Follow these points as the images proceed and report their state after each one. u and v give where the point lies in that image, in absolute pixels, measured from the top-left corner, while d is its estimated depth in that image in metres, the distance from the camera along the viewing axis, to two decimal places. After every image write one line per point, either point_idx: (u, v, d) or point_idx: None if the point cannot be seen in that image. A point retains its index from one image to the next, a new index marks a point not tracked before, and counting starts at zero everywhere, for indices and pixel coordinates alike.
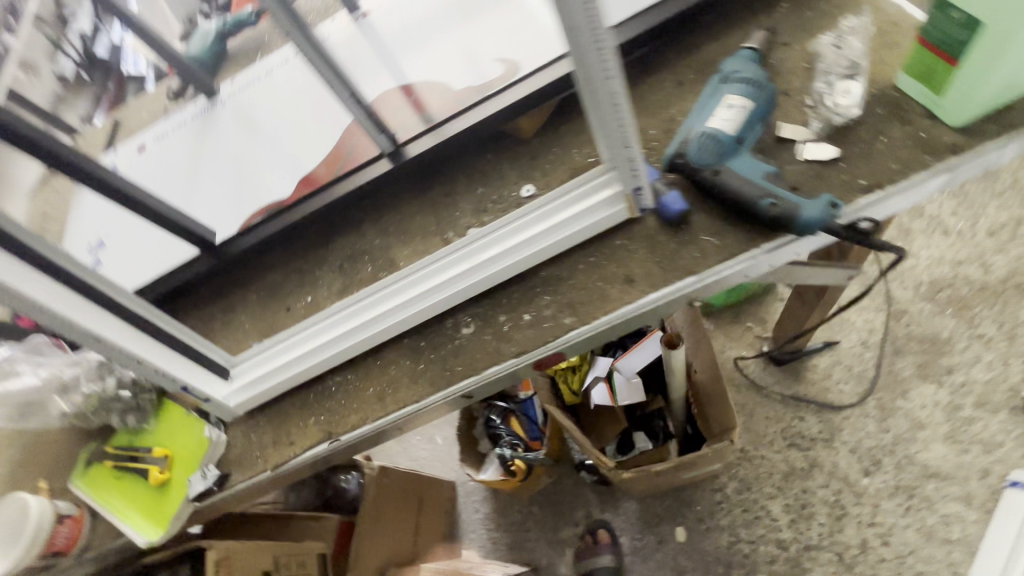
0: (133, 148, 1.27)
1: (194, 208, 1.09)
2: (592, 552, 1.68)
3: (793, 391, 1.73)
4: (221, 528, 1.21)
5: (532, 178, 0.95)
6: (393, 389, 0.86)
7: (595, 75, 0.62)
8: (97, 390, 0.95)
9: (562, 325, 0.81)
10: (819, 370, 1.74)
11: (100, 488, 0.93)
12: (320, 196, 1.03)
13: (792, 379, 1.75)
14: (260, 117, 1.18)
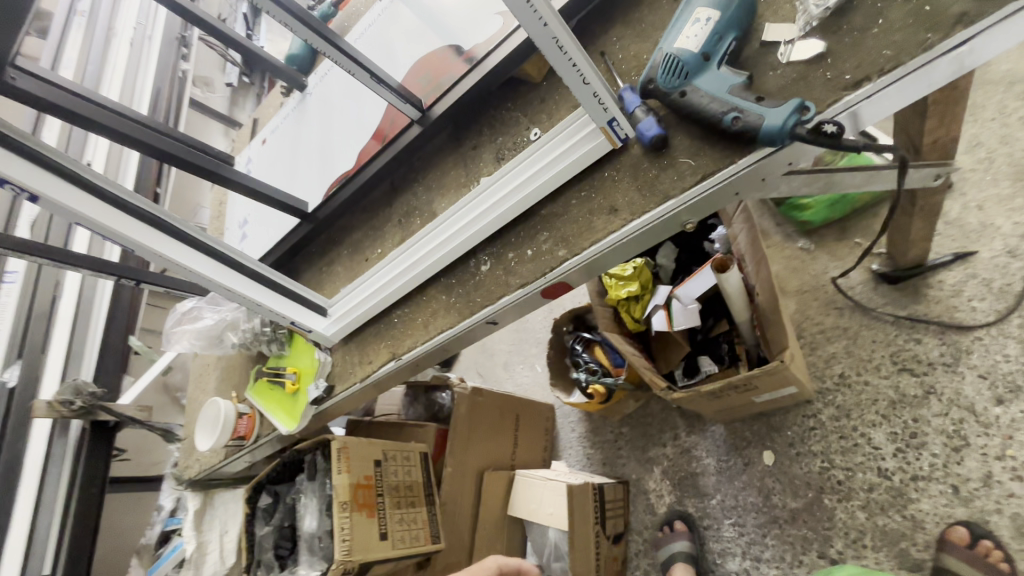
0: (258, 142, 1.61)
1: (296, 187, 1.40)
2: (668, 539, 1.70)
3: (909, 311, 1.53)
4: (361, 429, 1.64)
5: (540, 121, 1.03)
6: (434, 319, 1.06)
7: (531, 25, 0.68)
8: (251, 327, 1.34)
9: (557, 257, 0.90)
10: (944, 286, 1.50)
11: (263, 395, 1.33)
12: (372, 166, 1.25)
13: (907, 298, 1.55)
14: (331, 100, 1.41)
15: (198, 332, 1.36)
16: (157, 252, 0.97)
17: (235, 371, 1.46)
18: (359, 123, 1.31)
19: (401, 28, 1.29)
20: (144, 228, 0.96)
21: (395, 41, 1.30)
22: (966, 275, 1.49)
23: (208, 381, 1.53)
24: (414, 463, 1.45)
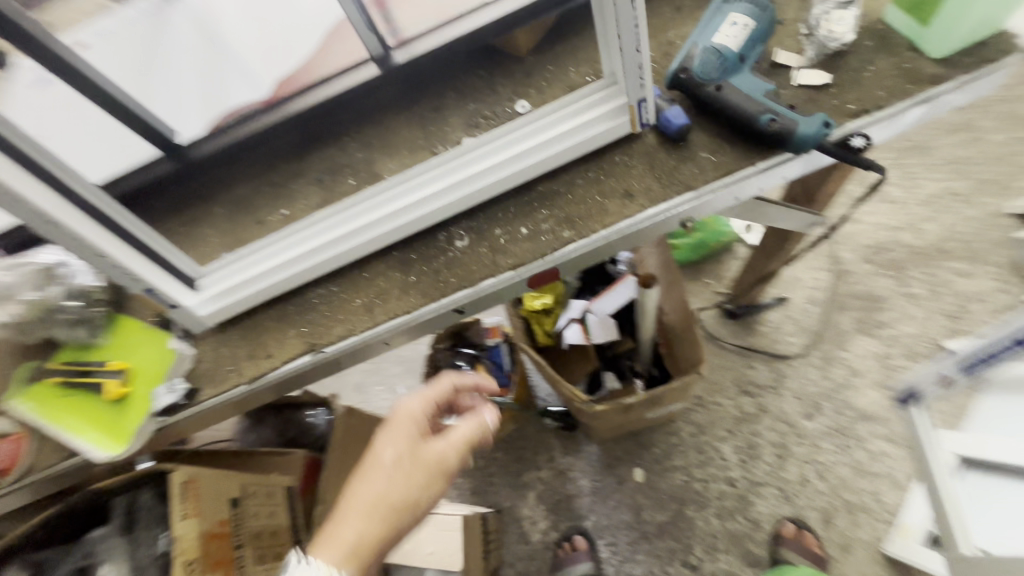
0: None
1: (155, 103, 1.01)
2: (571, 560, 1.64)
3: (746, 342, 1.83)
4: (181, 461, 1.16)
5: (527, 95, 0.93)
6: (382, 301, 0.83)
7: None
8: (41, 298, 0.86)
9: (560, 238, 0.80)
10: (768, 323, 1.85)
11: (47, 406, 0.85)
12: (295, 102, 1.02)
13: (745, 332, 1.85)
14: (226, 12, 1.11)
15: None
16: None
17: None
18: (277, 51, 1.09)
19: None
20: None
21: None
22: (783, 315, 1.85)
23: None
24: (279, 502, 1.07)
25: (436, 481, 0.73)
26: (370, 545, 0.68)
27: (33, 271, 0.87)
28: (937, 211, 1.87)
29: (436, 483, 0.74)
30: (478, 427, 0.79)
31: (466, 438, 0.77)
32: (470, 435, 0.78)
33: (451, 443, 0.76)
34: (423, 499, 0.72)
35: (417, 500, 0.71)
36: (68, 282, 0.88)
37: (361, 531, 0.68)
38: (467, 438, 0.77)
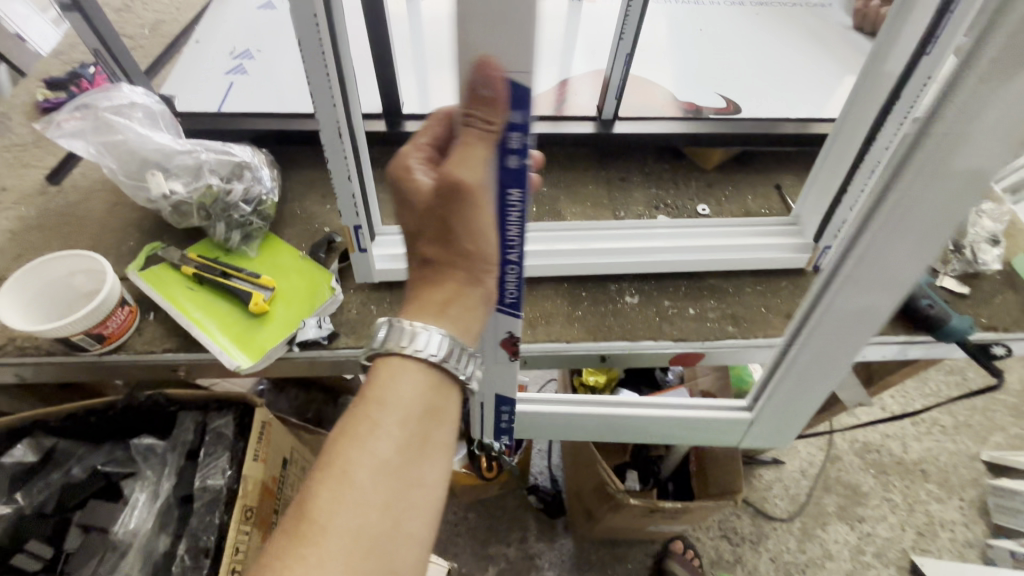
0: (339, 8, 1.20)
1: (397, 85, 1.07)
2: None
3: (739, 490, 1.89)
4: None
5: (707, 201, 1.05)
6: (546, 323, 0.86)
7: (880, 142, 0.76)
8: (221, 189, 0.85)
9: (724, 330, 0.87)
10: (762, 480, 1.91)
11: (173, 292, 0.81)
12: None
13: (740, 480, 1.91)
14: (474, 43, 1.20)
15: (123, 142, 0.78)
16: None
17: (120, 239, 0.90)
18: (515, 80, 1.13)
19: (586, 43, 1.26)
20: None
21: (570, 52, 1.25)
22: (775, 476, 1.93)
23: (40, 234, 0.90)
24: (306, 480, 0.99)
25: (483, 228, 0.59)
26: (436, 308, 0.62)
27: (225, 161, 0.85)
28: (922, 432, 2.05)
29: (477, 230, 0.59)
30: (478, 134, 0.53)
31: (473, 157, 0.55)
32: (484, 143, 0.54)
33: (452, 177, 0.55)
34: (475, 248, 0.60)
35: (465, 250, 0.61)
36: (250, 185, 0.87)
37: (425, 296, 0.63)
38: (465, 160, 0.54)
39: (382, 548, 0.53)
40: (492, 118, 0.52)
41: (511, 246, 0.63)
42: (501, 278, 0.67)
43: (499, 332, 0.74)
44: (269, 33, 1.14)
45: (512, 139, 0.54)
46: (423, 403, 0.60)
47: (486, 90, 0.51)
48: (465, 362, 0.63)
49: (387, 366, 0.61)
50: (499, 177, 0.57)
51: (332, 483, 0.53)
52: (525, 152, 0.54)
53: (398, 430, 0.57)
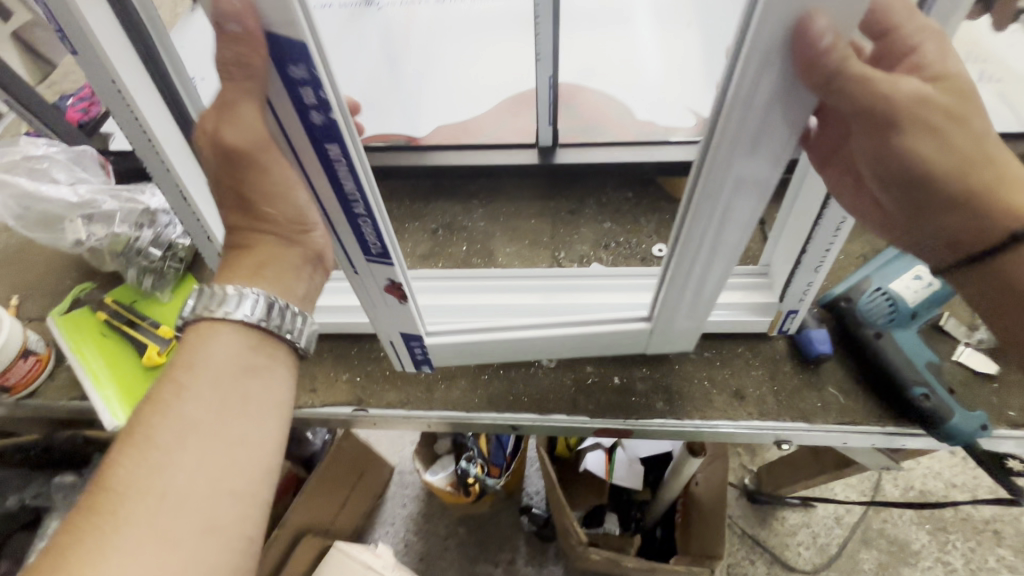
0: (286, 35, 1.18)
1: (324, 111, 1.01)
2: None
3: (755, 532, 1.57)
4: None
5: (668, 240, 0.89)
6: (445, 386, 0.78)
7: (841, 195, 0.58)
8: (130, 236, 0.84)
9: (652, 407, 0.73)
10: (785, 523, 1.57)
11: (83, 340, 0.83)
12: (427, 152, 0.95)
13: (757, 522, 1.59)
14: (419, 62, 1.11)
15: (29, 197, 0.79)
16: (106, 68, 0.51)
17: (58, 277, 0.93)
18: (455, 101, 1.03)
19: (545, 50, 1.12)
20: (123, 40, 0.52)
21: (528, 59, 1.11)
22: (802, 520, 1.58)
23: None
24: None
25: (291, 178, 0.47)
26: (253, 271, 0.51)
27: (133, 209, 0.85)
28: None
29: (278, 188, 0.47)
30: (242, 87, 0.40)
31: (244, 116, 0.42)
32: (256, 93, 0.40)
33: (228, 142, 0.43)
34: (279, 211, 0.49)
35: (268, 214, 0.49)
36: (160, 230, 0.86)
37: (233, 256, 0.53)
38: (238, 118, 0.42)
39: (198, 507, 0.44)
40: (254, 70, 0.38)
41: (345, 201, 0.49)
42: (355, 228, 0.52)
43: (377, 278, 0.59)
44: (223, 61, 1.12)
45: (298, 92, 0.40)
46: (246, 366, 0.50)
47: (239, 46, 0.37)
48: (294, 318, 0.52)
49: (194, 336, 0.49)
50: (300, 127, 0.43)
51: (129, 459, 0.43)
52: (327, 104, 0.40)
53: (211, 393, 0.47)
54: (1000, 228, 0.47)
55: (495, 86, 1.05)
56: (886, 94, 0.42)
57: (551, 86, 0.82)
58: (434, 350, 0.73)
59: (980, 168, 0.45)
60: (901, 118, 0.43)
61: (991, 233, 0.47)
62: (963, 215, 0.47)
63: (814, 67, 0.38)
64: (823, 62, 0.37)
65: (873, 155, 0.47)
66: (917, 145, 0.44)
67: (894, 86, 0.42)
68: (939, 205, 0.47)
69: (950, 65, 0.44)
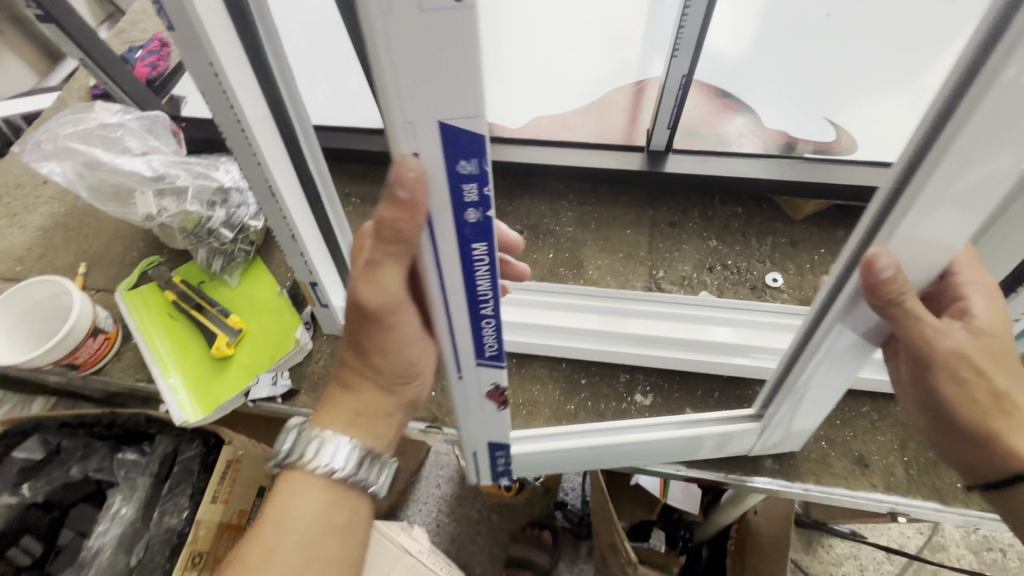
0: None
1: None
2: None
3: (796, 557, 1.35)
4: None
5: (783, 268, 0.79)
6: (527, 414, 0.71)
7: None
8: (201, 214, 0.79)
9: (760, 465, 0.65)
10: (832, 551, 1.36)
11: (150, 320, 0.80)
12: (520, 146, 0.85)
13: (799, 544, 1.37)
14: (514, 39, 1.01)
15: (103, 166, 0.75)
16: (206, 45, 0.44)
17: (125, 248, 0.89)
18: (554, 85, 0.92)
19: (656, 32, 0.99)
20: (224, 7, 0.45)
21: (635, 38, 0.98)
22: (850, 550, 1.36)
23: (60, 237, 0.92)
24: None
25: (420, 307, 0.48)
26: (342, 420, 0.52)
27: (206, 186, 0.79)
28: None
29: (388, 345, 0.51)
30: (386, 250, 0.40)
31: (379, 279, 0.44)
32: (409, 243, 0.38)
33: (366, 300, 0.46)
34: (386, 363, 0.52)
35: (378, 365, 0.52)
36: (233, 210, 0.81)
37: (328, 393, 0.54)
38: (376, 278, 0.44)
39: None
40: (414, 202, 0.33)
41: (476, 311, 0.40)
42: (476, 336, 0.43)
43: (481, 382, 0.49)
44: (303, 24, 1.05)
45: (460, 192, 0.32)
46: (339, 524, 0.51)
47: (408, 185, 0.32)
48: (375, 471, 0.52)
49: (284, 488, 0.50)
50: (451, 241, 0.35)
51: None
52: (489, 202, 0.32)
53: (299, 555, 0.49)
54: (995, 470, 0.42)
55: (596, 73, 0.94)
56: (928, 344, 0.38)
57: (683, 86, 0.73)
58: (517, 461, 0.63)
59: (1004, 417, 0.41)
60: (937, 363, 0.40)
61: (1002, 465, 0.42)
62: (980, 452, 0.43)
63: (876, 294, 0.35)
64: (890, 290, 0.35)
65: (911, 385, 0.44)
66: (945, 390, 0.41)
67: (935, 339, 0.38)
68: (959, 432, 0.43)
69: (996, 322, 0.40)
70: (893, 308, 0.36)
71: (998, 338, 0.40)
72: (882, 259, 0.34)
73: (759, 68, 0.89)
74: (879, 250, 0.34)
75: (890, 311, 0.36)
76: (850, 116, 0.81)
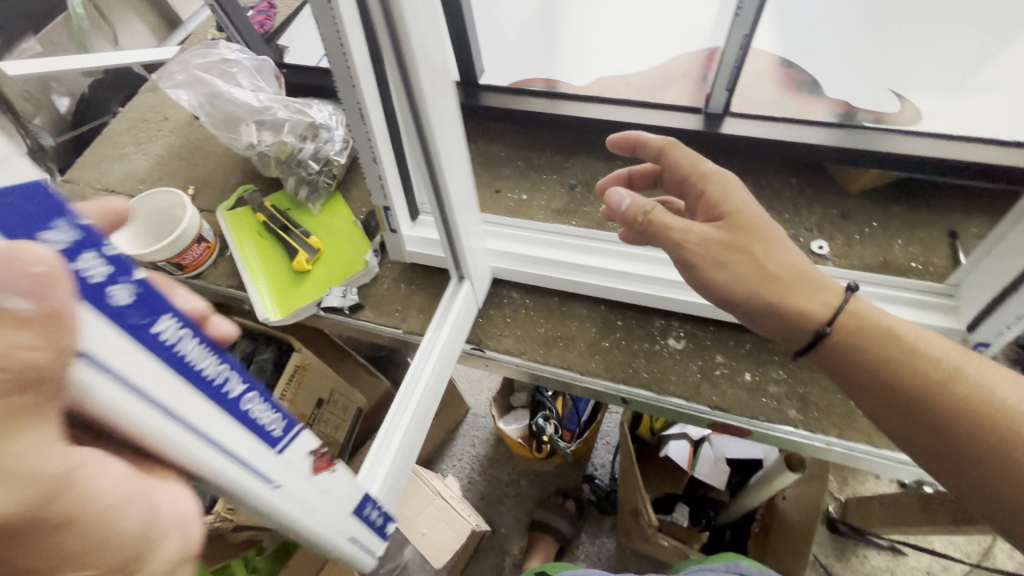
0: None
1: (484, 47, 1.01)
2: None
3: (829, 563, 1.32)
4: None
5: (834, 236, 0.79)
6: (563, 346, 0.76)
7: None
8: (294, 145, 0.90)
9: (782, 414, 0.68)
10: (866, 564, 1.32)
11: (243, 237, 0.91)
12: (582, 104, 0.91)
13: (833, 550, 1.34)
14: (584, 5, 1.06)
15: (219, 96, 0.87)
16: None
17: (227, 176, 1.02)
18: (619, 48, 0.97)
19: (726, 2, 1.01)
20: None
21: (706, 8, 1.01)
22: (887, 564, 1.32)
23: (175, 164, 1.06)
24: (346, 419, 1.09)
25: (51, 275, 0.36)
26: None
27: (301, 120, 0.90)
28: None
29: None
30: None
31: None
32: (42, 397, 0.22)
33: None
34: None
35: None
36: (321, 145, 0.92)
37: None
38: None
39: None
40: (44, 313, 0.21)
41: (224, 400, 0.30)
42: (253, 427, 0.33)
43: (297, 461, 0.37)
44: None
45: (77, 272, 0.23)
46: None
47: (26, 278, 0.20)
48: None
49: None
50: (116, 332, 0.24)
51: None
52: (126, 261, 0.25)
53: None
54: (812, 328, 0.50)
55: (663, 40, 0.97)
56: (674, 242, 0.53)
57: (742, 47, 0.75)
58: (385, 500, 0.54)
59: (770, 284, 0.50)
60: (698, 261, 0.53)
61: (803, 330, 0.51)
62: (790, 321, 0.51)
63: (630, 224, 0.55)
64: (630, 219, 0.55)
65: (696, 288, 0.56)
66: (719, 280, 0.52)
67: (680, 238, 0.53)
68: (762, 315, 0.52)
69: (719, 191, 0.54)
70: (643, 223, 0.54)
71: (724, 196, 0.54)
72: (611, 196, 0.56)
73: (829, 41, 0.89)
74: (607, 194, 0.56)
75: (643, 227, 0.55)
76: (918, 89, 0.81)
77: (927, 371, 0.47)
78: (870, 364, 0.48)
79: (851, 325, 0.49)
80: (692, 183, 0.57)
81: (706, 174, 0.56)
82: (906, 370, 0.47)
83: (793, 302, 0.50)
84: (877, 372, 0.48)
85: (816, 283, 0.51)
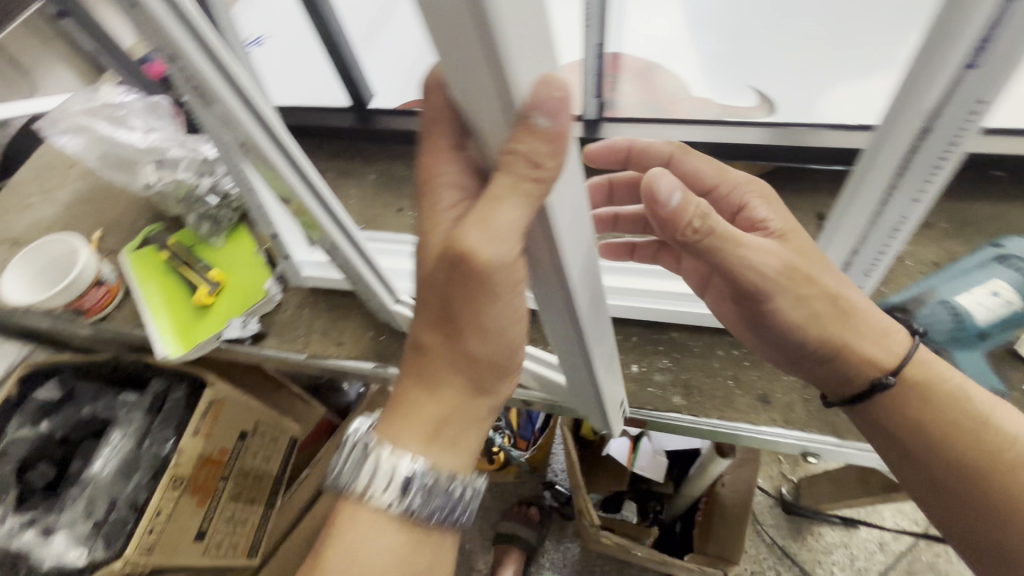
0: None
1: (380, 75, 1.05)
2: None
3: (785, 543, 1.31)
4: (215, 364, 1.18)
5: None
6: None
7: (874, 237, 0.59)
8: (190, 182, 0.90)
9: (668, 401, 0.71)
10: (821, 539, 1.30)
11: (146, 276, 0.91)
12: None
13: (789, 530, 1.32)
14: None
15: (108, 141, 0.88)
16: None
17: (134, 216, 1.02)
18: None
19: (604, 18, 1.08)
20: None
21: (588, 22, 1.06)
22: (840, 538, 1.31)
23: (81, 209, 1.06)
24: (278, 449, 1.11)
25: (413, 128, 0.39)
26: None
27: (195, 157, 0.91)
28: None
29: None
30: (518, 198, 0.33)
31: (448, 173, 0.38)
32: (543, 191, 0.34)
33: None
34: (485, 348, 0.43)
35: None
36: (218, 180, 0.91)
37: None
38: (489, 219, 0.35)
39: None
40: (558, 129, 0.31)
41: None
42: None
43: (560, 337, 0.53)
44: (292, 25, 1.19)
45: None
46: None
47: (557, 100, 0.30)
48: None
49: None
50: None
51: None
52: None
53: None
54: (872, 371, 0.51)
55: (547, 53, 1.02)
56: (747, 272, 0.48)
57: (598, 55, 0.81)
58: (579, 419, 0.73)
59: (835, 319, 0.50)
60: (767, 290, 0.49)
61: (860, 377, 0.52)
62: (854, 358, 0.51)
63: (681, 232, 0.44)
64: (678, 225, 0.44)
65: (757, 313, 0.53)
66: (786, 310, 0.50)
67: (749, 261, 0.48)
68: (819, 347, 0.52)
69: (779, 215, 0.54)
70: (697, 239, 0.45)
71: (789, 219, 0.53)
72: (661, 178, 0.42)
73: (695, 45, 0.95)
74: (652, 177, 0.42)
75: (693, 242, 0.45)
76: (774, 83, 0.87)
77: (987, 438, 0.48)
78: (928, 427, 0.50)
79: (918, 387, 0.50)
80: (717, 191, 0.56)
81: (735, 188, 0.58)
82: (960, 433, 0.49)
83: (860, 347, 0.51)
84: (930, 433, 0.50)
85: (881, 330, 0.51)
